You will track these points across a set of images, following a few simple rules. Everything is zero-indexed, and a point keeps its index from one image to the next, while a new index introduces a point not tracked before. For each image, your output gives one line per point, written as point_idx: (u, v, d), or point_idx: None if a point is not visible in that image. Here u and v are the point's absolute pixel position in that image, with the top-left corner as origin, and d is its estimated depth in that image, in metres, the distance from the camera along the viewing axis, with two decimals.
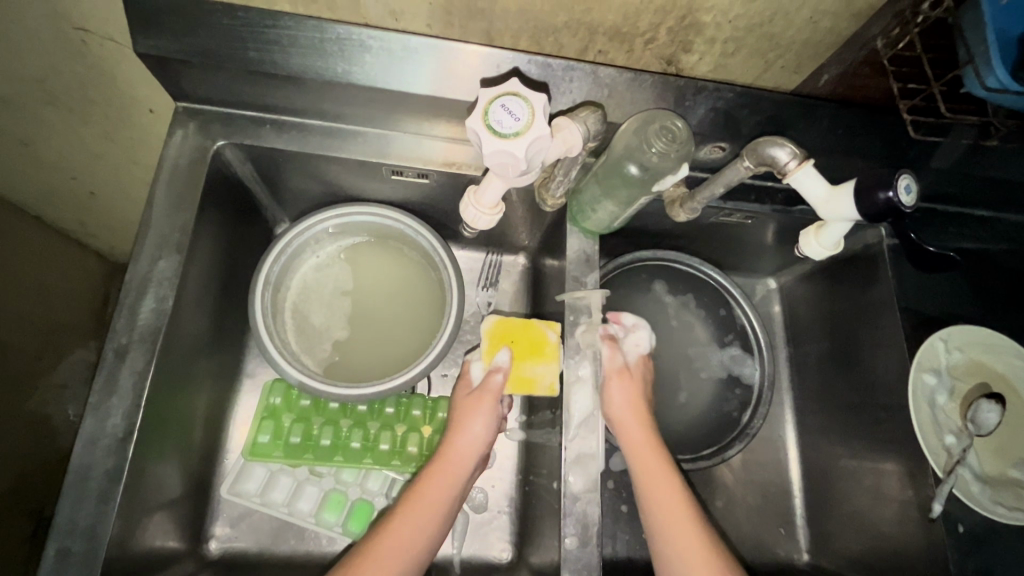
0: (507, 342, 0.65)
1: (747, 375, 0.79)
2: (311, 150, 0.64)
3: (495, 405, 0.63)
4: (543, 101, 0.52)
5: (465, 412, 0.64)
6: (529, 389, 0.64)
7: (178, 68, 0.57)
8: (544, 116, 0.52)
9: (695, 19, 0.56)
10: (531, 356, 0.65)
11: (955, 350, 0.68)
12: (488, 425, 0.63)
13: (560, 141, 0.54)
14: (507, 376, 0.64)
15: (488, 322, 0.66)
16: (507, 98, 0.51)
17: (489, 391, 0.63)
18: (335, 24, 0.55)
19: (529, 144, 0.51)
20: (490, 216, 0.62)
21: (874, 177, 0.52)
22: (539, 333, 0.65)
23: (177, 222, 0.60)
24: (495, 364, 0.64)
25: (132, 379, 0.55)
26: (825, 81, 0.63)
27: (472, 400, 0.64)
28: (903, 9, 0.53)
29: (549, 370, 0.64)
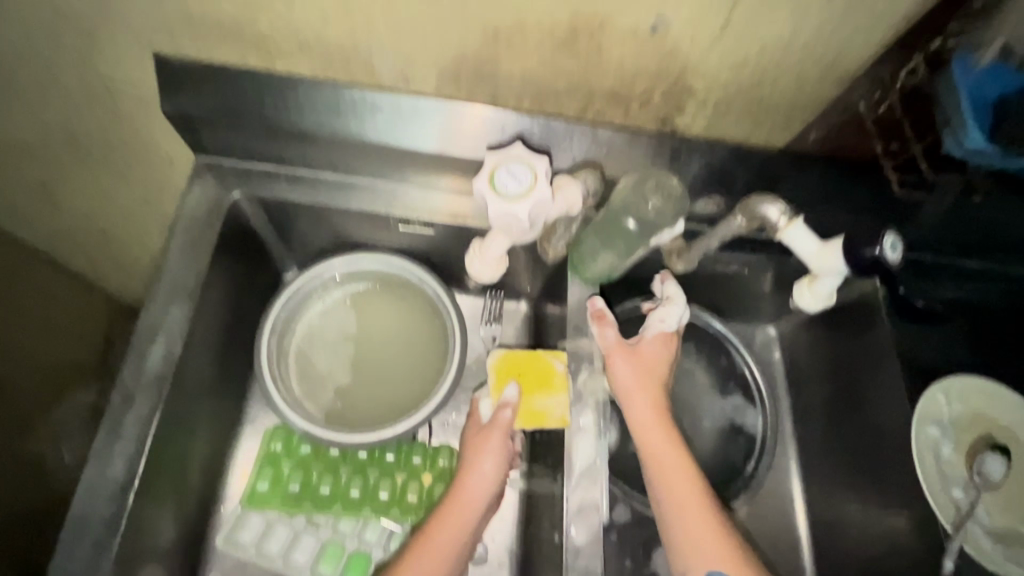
0: (514, 374, 0.65)
1: (750, 424, 0.79)
2: (323, 203, 0.67)
3: (505, 441, 0.63)
4: (546, 165, 0.56)
5: (474, 450, 0.63)
6: (540, 423, 0.63)
7: (201, 125, 0.61)
8: (546, 179, 0.56)
9: (686, 83, 0.60)
10: (540, 389, 0.64)
11: (957, 403, 0.69)
12: (498, 464, 0.63)
13: (561, 199, 0.58)
14: (517, 411, 0.63)
15: (494, 357, 0.66)
16: (512, 163, 0.56)
17: (498, 427, 0.63)
18: (350, 88, 0.59)
19: (531, 205, 0.55)
20: (495, 268, 0.66)
21: (860, 236, 0.56)
22: (546, 364, 0.65)
23: (190, 270, 0.62)
24: (503, 399, 0.64)
25: (138, 425, 0.56)
26: (812, 139, 0.66)
27: (481, 438, 0.63)
28: (883, 74, 0.57)
29: (559, 403, 0.63)
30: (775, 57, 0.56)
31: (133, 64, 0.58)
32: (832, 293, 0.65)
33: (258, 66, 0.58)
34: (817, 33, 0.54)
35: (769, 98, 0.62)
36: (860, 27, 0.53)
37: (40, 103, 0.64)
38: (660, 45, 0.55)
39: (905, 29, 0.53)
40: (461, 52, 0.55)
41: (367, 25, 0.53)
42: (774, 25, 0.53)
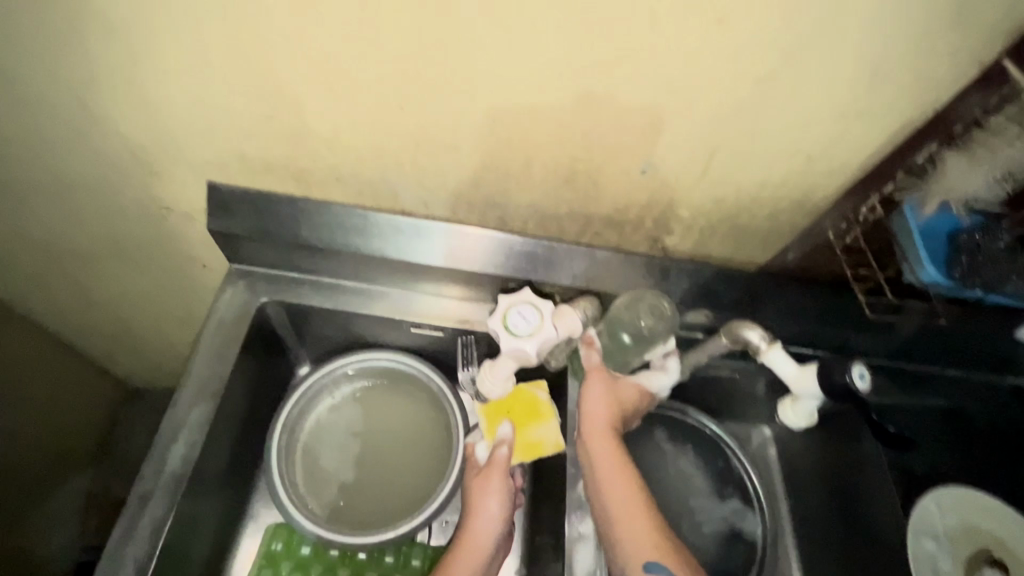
0: (504, 413, 0.71)
1: (750, 530, 0.80)
2: (342, 307, 0.73)
3: (505, 479, 0.68)
4: (550, 307, 0.66)
5: (478, 491, 0.68)
6: (536, 453, 0.69)
7: (238, 240, 0.68)
8: (551, 320, 0.65)
9: (673, 211, 0.68)
10: (530, 420, 0.71)
11: (949, 513, 0.72)
12: (501, 504, 0.67)
13: (564, 325, 0.65)
14: (513, 446, 0.69)
15: (481, 405, 0.72)
16: (522, 306, 0.66)
17: (497, 466, 0.68)
18: (377, 213, 0.66)
19: (538, 342, 0.64)
20: (504, 388, 0.70)
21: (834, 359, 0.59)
22: (530, 396, 0.72)
23: (216, 372, 0.66)
24: (498, 437, 0.70)
25: (151, 527, 0.58)
26: (790, 257, 0.73)
27: (482, 480, 0.68)
28: (847, 209, 0.63)
29: (550, 428, 0.70)
30: (750, 195, 0.65)
31: (184, 191, 0.65)
32: (812, 412, 0.75)
33: (298, 193, 0.66)
34: (786, 177, 0.62)
35: (748, 224, 0.69)
36: (822, 174, 0.62)
37: (91, 221, 0.71)
38: (650, 183, 0.63)
39: (861, 175, 0.61)
40: (476, 185, 0.63)
41: (395, 165, 0.61)
42: (748, 171, 0.61)
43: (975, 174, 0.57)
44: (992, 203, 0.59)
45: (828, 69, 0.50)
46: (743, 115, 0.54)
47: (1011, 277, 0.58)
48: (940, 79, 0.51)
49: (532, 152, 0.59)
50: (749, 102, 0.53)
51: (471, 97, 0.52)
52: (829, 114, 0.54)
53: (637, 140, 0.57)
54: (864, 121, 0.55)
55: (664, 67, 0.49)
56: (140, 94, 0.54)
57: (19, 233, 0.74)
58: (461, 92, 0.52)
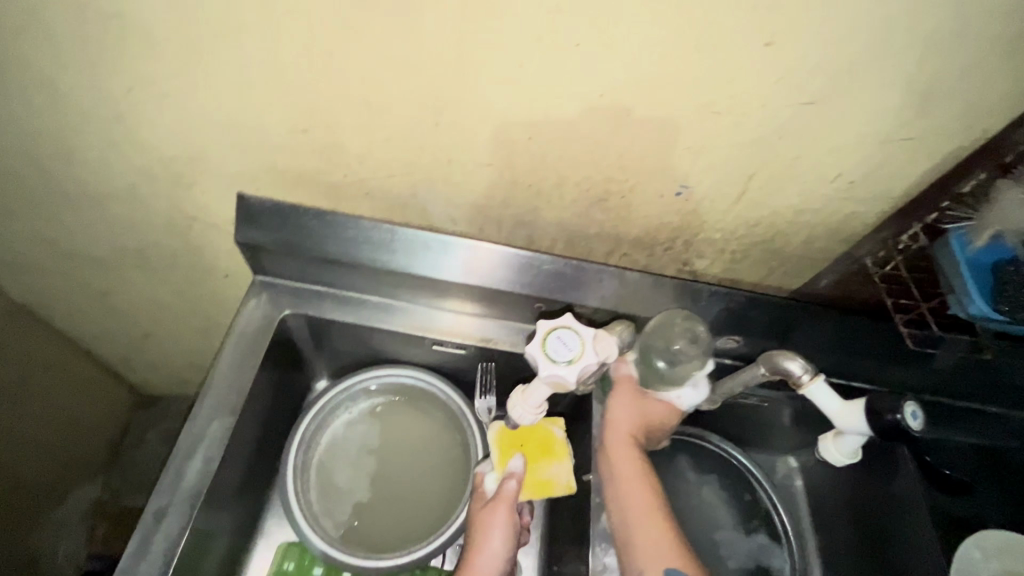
0: (517, 445, 0.67)
1: (777, 568, 0.76)
2: (365, 322, 0.72)
3: (511, 515, 0.64)
4: (593, 332, 0.60)
5: (482, 524, 0.64)
6: (547, 492, 0.66)
7: (265, 253, 0.67)
8: (593, 346, 0.59)
9: (706, 234, 0.66)
10: (543, 457, 0.67)
11: (993, 560, 0.68)
12: (506, 538, 0.64)
13: (601, 350, 0.59)
14: (522, 481, 0.66)
15: (494, 432, 0.68)
16: (563, 330, 0.59)
17: (503, 499, 0.65)
18: (404, 227, 0.65)
19: (580, 370, 0.57)
20: (535, 414, 0.62)
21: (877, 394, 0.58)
22: (546, 431, 0.68)
23: (237, 385, 0.65)
24: (508, 470, 0.66)
25: (165, 544, 0.56)
26: (823, 284, 0.72)
27: (487, 513, 0.65)
28: (886, 237, 0.63)
29: (563, 468, 0.67)
30: (786, 219, 0.63)
31: (213, 202, 0.65)
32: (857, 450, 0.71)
33: (326, 206, 0.65)
34: (826, 202, 0.60)
35: (781, 249, 0.68)
36: (862, 200, 0.60)
37: (117, 229, 0.71)
38: (684, 206, 0.62)
39: (903, 203, 0.60)
40: (506, 203, 0.62)
41: (426, 181, 0.60)
42: (786, 196, 0.60)
43: None
44: None
45: (879, 94, 0.48)
46: (786, 140, 0.53)
47: None
48: (993, 108, 0.49)
49: (566, 172, 0.58)
50: (794, 127, 0.51)
51: (508, 115, 0.52)
52: (876, 139, 0.53)
53: (675, 162, 0.56)
54: (912, 147, 0.53)
55: (709, 90, 0.48)
56: (177, 106, 0.53)
57: (45, 240, 0.74)
58: (499, 110, 0.51)
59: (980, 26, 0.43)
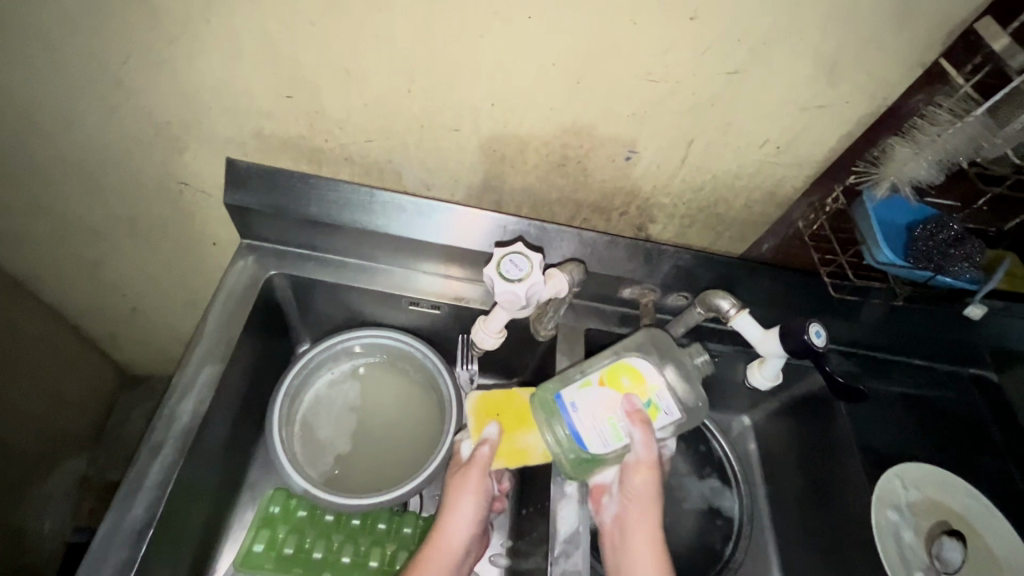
0: (494, 414, 0.70)
1: (727, 508, 0.85)
2: (346, 282, 0.78)
3: (483, 480, 0.67)
4: (540, 257, 0.65)
5: (455, 489, 0.67)
6: (523, 460, 0.68)
7: (252, 216, 0.72)
8: (541, 269, 0.64)
9: (656, 200, 0.73)
10: (520, 426, 0.69)
11: (912, 488, 0.75)
12: (477, 503, 0.66)
13: (551, 285, 0.66)
14: (496, 449, 0.68)
15: (472, 400, 0.71)
16: (514, 254, 0.64)
17: (478, 465, 0.67)
18: (381, 191, 0.71)
19: (528, 287, 0.62)
20: (495, 337, 0.72)
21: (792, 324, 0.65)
22: (523, 401, 0.71)
23: (226, 336, 0.70)
24: (483, 437, 0.68)
25: (160, 474, 0.61)
26: (766, 249, 0.80)
27: (461, 477, 0.67)
28: (814, 200, 0.71)
29: (539, 437, 0.69)
30: (727, 184, 0.71)
31: (205, 168, 0.70)
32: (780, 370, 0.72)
33: (309, 171, 0.71)
34: (758, 167, 0.68)
35: (724, 214, 0.76)
36: (790, 164, 0.68)
37: (112, 196, 0.75)
38: (634, 170, 0.69)
39: (824, 167, 0.68)
40: (475, 168, 0.69)
41: (401, 146, 0.66)
42: (724, 161, 0.67)
43: (917, 163, 0.62)
44: (950, 199, 0.67)
45: (793, 64, 0.56)
46: (718, 106, 0.60)
47: (958, 261, 0.65)
48: (889, 78, 0.57)
49: (527, 137, 0.64)
50: (724, 93, 0.59)
51: (473, 83, 0.58)
52: (794, 107, 0.60)
53: (623, 127, 0.63)
54: (826, 114, 0.61)
55: (647, 60, 0.55)
56: (172, 73, 0.59)
57: (41, 208, 0.78)
58: (464, 78, 0.58)
59: (868, 6, 0.51)
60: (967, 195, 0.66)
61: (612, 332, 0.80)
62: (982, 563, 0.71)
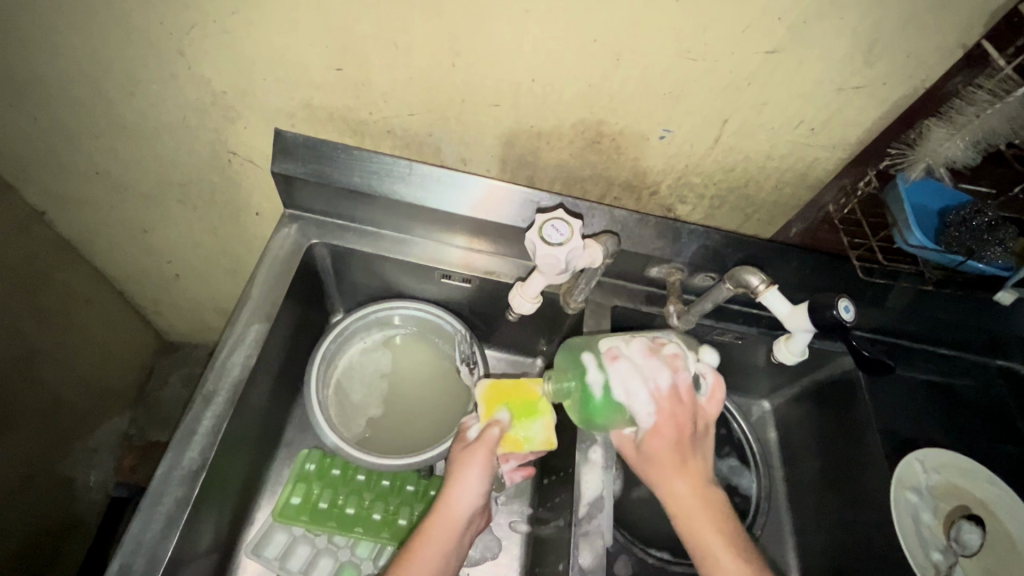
0: (503, 401, 0.72)
1: (745, 486, 0.87)
2: (382, 252, 0.81)
3: (490, 457, 0.68)
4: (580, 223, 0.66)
5: (461, 464, 0.68)
6: (523, 447, 0.72)
7: (297, 186, 0.76)
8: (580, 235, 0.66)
9: (687, 180, 0.75)
10: (526, 415, 0.72)
11: (933, 471, 0.76)
12: (482, 478, 0.67)
13: (588, 255, 0.67)
14: (505, 432, 0.70)
15: (482, 386, 0.73)
16: (556, 220, 0.66)
17: (485, 443, 0.68)
18: (419, 163, 0.73)
19: (568, 252, 0.64)
20: (531, 302, 0.74)
21: (820, 298, 0.65)
22: (530, 391, 0.73)
23: (271, 298, 0.74)
24: (494, 419, 0.71)
25: (212, 421, 0.65)
26: (794, 233, 0.81)
27: (467, 453, 0.68)
28: (845, 183, 0.72)
29: (541, 428, 0.72)
30: (758, 165, 0.72)
31: (254, 138, 0.73)
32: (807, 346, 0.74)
33: (352, 144, 0.74)
34: (792, 149, 0.69)
35: (753, 196, 0.77)
36: (825, 145, 0.68)
37: (166, 163, 0.79)
38: (666, 150, 0.70)
39: (859, 149, 0.68)
40: (511, 144, 0.71)
41: (442, 120, 0.68)
42: (757, 142, 0.68)
43: (952, 143, 0.61)
44: (984, 185, 0.68)
45: (835, 42, 0.57)
46: (755, 86, 0.61)
47: (991, 247, 0.65)
48: (928, 59, 0.58)
49: (563, 114, 0.66)
50: (762, 72, 0.60)
51: (515, 59, 0.60)
52: (832, 87, 0.61)
53: (659, 105, 0.64)
54: (864, 95, 0.62)
55: (686, 36, 0.57)
56: (231, 42, 0.62)
57: (101, 174, 0.83)
58: (507, 53, 0.60)
59: None
60: (1003, 182, 0.67)
61: (638, 309, 0.82)
62: (1000, 548, 0.72)
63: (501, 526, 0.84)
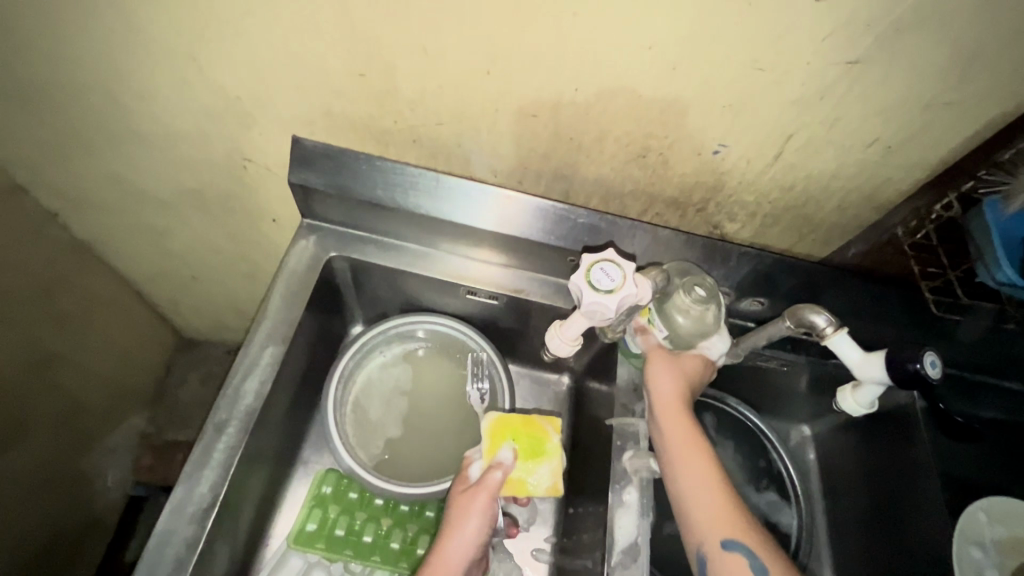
0: (509, 437, 0.67)
1: (785, 524, 0.81)
2: (404, 267, 0.76)
3: (490, 504, 0.63)
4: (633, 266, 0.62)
5: (459, 510, 0.63)
6: (524, 491, 0.66)
7: (315, 196, 0.71)
8: (634, 280, 0.61)
9: (739, 198, 0.68)
10: (532, 456, 0.67)
11: (998, 524, 0.68)
12: (481, 527, 0.62)
13: (638, 293, 0.61)
14: (508, 474, 0.65)
15: (488, 420, 0.68)
16: (606, 263, 0.62)
17: (486, 488, 0.64)
18: (447, 176, 0.68)
19: (619, 301, 0.60)
20: (571, 345, 0.70)
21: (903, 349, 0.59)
22: (540, 430, 0.68)
23: (287, 317, 0.70)
24: (496, 460, 0.66)
25: (224, 453, 0.62)
26: (852, 253, 0.73)
27: (466, 497, 0.64)
28: (918, 207, 0.64)
29: (548, 472, 0.67)
30: (821, 184, 0.64)
31: (271, 145, 0.69)
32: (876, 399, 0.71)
33: (374, 153, 0.69)
34: (861, 169, 0.62)
35: (812, 215, 0.69)
36: (900, 165, 0.61)
37: (181, 169, 0.75)
38: (719, 166, 0.63)
39: (939, 170, 0.61)
40: (547, 156, 0.65)
41: (472, 131, 0.63)
42: (824, 160, 0.61)
43: None
44: None
45: (926, 52, 0.50)
46: (828, 101, 0.54)
47: None
48: None
49: (607, 127, 0.60)
50: (837, 87, 0.53)
51: (557, 68, 0.54)
52: (913, 103, 0.54)
53: (716, 120, 0.57)
54: (951, 112, 0.55)
55: (755, 46, 0.50)
56: (247, 46, 0.56)
57: (114, 177, 0.79)
58: (549, 62, 0.53)
59: None
60: None
61: None
62: None
63: (523, 554, 0.79)
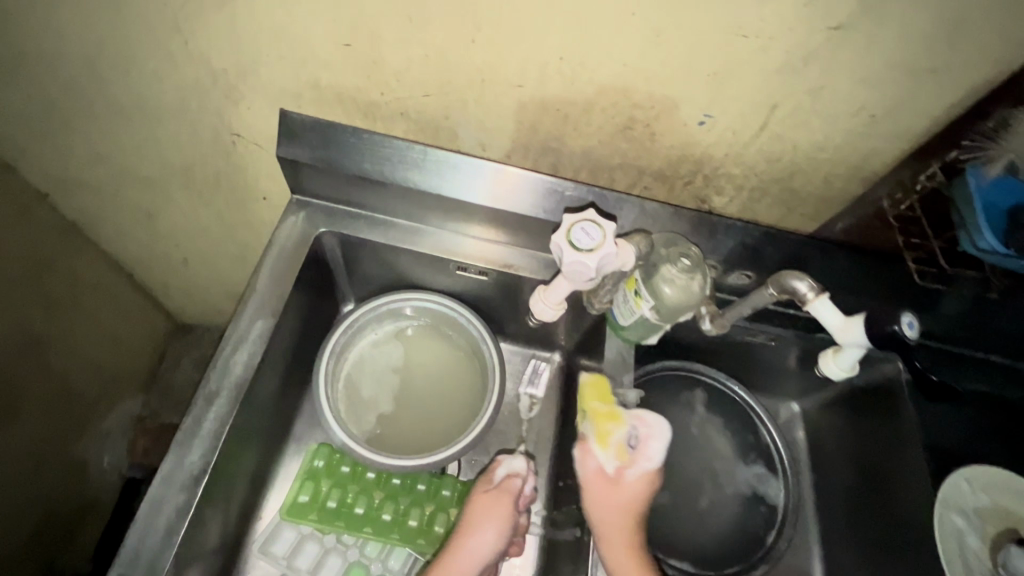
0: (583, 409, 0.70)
1: (772, 496, 0.82)
2: (394, 243, 0.76)
3: (511, 510, 0.67)
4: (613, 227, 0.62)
5: (479, 513, 0.66)
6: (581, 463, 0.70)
7: (304, 171, 0.71)
8: (613, 239, 0.61)
9: (726, 170, 0.68)
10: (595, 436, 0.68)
11: (981, 492, 0.69)
12: (501, 531, 0.65)
13: (619, 257, 0.63)
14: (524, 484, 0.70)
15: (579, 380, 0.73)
16: (586, 223, 0.62)
17: (506, 493, 0.68)
18: (435, 149, 0.69)
19: (599, 258, 0.61)
20: (554, 309, 0.73)
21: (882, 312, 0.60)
22: (607, 415, 0.68)
23: (276, 291, 0.70)
24: (514, 469, 0.71)
25: (214, 423, 0.62)
26: (839, 228, 0.74)
27: (488, 501, 0.67)
28: (903, 177, 0.65)
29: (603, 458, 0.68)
30: (807, 155, 0.65)
31: (259, 120, 0.69)
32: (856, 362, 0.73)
33: (362, 126, 0.69)
34: (846, 138, 0.62)
35: (799, 188, 0.70)
36: (884, 134, 0.61)
37: (169, 146, 0.75)
38: (705, 138, 0.64)
39: (923, 139, 0.61)
40: (534, 129, 0.65)
41: (459, 103, 0.63)
42: (810, 130, 0.61)
43: None
44: None
45: (907, 17, 0.50)
46: (811, 68, 0.55)
47: None
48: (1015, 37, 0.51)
49: (593, 97, 0.60)
50: (818, 53, 0.53)
51: (541, 36, 0.54)
52: (895, 70, 0.55)
53: (700, 89, 0.58)
54: (933, 79, 0.55)
55: (735, 12, 0.50)
56: (230, 17, 0.56)
57: (102, 155, 0.79)
58: (532, 30, 0.54)
59: None
60: None
61: None
62: None
63: None
